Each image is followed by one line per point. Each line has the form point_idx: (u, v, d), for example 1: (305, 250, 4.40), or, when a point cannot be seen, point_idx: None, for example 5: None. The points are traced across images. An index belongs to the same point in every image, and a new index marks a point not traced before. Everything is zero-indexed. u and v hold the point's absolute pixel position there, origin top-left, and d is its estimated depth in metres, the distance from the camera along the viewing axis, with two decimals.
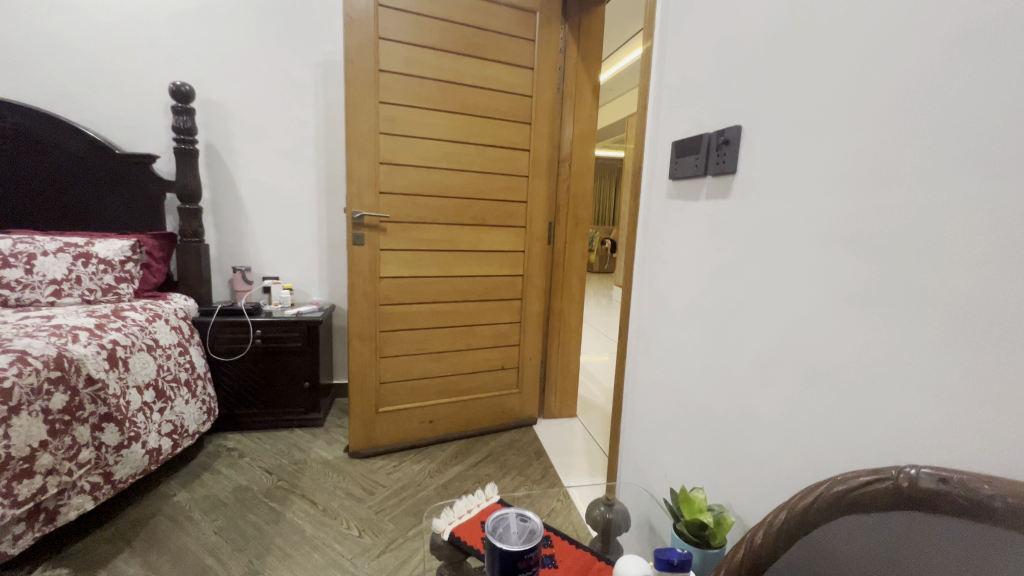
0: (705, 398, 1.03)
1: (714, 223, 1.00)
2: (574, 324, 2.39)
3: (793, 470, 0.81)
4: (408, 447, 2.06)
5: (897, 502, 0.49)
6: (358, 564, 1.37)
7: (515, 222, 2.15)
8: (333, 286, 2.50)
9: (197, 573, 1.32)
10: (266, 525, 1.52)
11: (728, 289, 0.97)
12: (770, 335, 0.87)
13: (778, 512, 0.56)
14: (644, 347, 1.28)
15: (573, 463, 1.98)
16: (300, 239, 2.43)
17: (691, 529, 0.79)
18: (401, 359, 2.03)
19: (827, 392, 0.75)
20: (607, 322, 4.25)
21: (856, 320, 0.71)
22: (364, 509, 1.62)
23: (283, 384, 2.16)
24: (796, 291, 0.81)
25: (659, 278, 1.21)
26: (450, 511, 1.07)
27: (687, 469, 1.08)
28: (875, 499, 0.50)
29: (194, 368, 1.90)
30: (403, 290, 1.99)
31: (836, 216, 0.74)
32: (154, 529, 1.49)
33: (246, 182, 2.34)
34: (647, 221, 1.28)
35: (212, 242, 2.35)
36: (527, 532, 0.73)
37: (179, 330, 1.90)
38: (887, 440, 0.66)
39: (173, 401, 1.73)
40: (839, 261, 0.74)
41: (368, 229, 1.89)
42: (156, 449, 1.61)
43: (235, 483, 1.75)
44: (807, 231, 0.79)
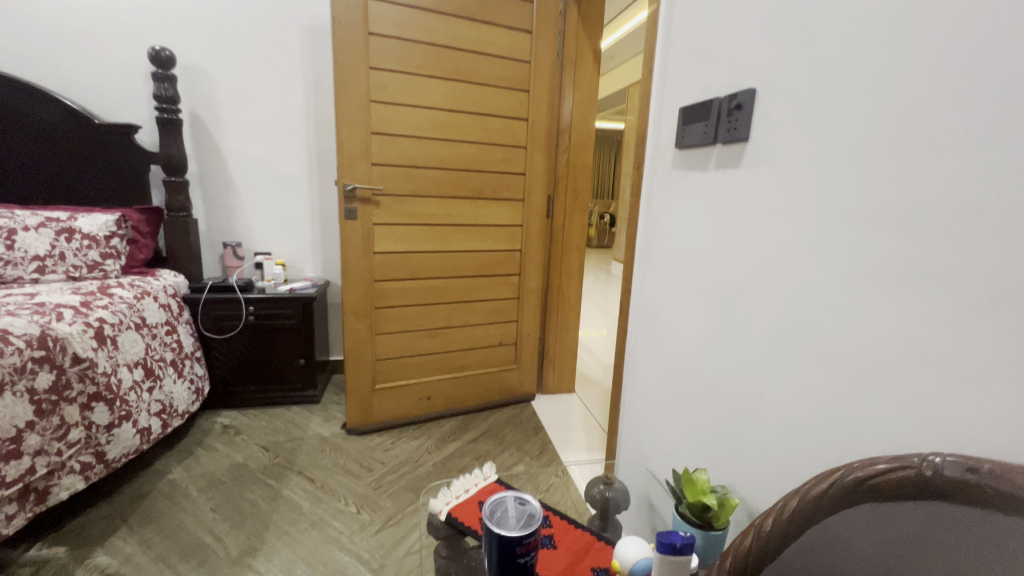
0: (709, 378, 1.00)
1: (723, 195, 0.95)
2: (573, 299, 2.35)
3: (800, 452, 0.78)
4: (406, 423, 2.05)
5: (919, 493, 0.46)
6: (356, 540, 1.37)
7: (513, 195, 2.09)
8: (327, 262, 2.45)
9: (194, 551, 1.32)
10: (263, 502, 1.52)
11: (736, 265, 0.92)
12: (779, 313, 0.83)
13: (789, 500, 0.54)
14: (646, 324, 1.25)
15: (571, 438, 1.97)
16: (292, 214, 2.37)
17: (694, 511, 0.77)
18: (398, 336, 2.00)
19: (837, 373, 0.72)
20: (606, 297, 4.22)
21: (871, 298, 0.67)
22: (362, 486, 1.62)
23: (278, 361, 2.14)
24: (808, 267, 0.77)
25: (663, 253, 1.17)
26: (447, 490, 1.05)
27: (688, 449, 1.06)
28: (895, 488, 0.47)
29: (181, 348, 1.87)
30: (398, 265, 1.94)
31: (854, 186, 0.69)
32: (150, 506, 1.48)
33: (233, 153, 2.26)
34: (651, 193, 1.22)
35: (201, 217, 2.29)
36: (526, 515, 0.70)
37: (167, 307, 1.86)
38: (903, 423, 0.62)
39: (161, 380, 1.70)
40: (856, 234, 0.69)
41: (361, 203, 1.83)
42: (146, 429, 1.59)
43: (232, 460, 1.74)
44: (822, 202, 0.74)
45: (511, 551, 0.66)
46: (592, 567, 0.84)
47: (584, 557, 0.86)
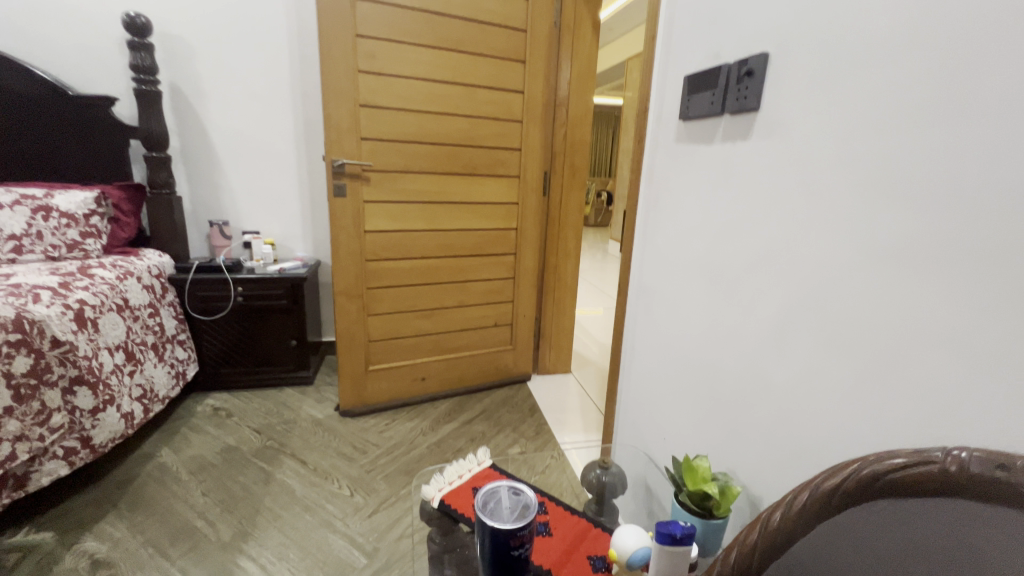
0: (711, 361, 0.96)
1: (729, 170, 0.90)
2: (569, 279, 2.30)
3: (806, 439, 0.75)
4: (400, 404, 2.03)
5: (942, 490, 0.42)
6: (350, 523, 1.36)
7: (508, 171, 2.02)
8: (318, 240, 2.38)
9: (185, 535, 1.30)
10: (255, 486, 1.50)
11: (741, 244, 0.88)
12: (787, 295, 0.79)
13: (797, 494, 0.51)
14: (646, 305, 1.21)
15: (568, 419, 1.96)
16: (280, 192, 2.29)
17: (694, 499, 0.75)
18: (391, 317, 1.96)
19: (848, 358, 0.69)
20: (603, 276, 4.18)
21: (887, 280, 0.63)
22: (355, 468, 1.60)
23: (270, 343, 2.10)
24: (820, 247, 0.73)
25: (664, 231, 1.12)
26: (440, 476, 1.02)
27: (688, 434, 1.04)
28: (915, 485, 0.44)
29: (163, 331, 1.82)
30: (390, 244, 1.89)
31: (874, 159, 0.64)
32: (140, 491, 1.46)
33: (217, 127, 2.17)
34: (652, 169, 1.17)
35: (185, 195, 2.21)
36: (520, 505, 0.67)
37: (150, 289, 1.80)
38: (919, 413, 0.59)
39: (142, 364, 1.65)
40: (873, 211, 0.65)
41: (350, 179, 1.76)
42: (130, 413, 1.55)
43: (223, 443, 1.71)
44: (837, 177, 0.70)
45: (504, 543, 0.63)
46: (589, 555, 0.82)
47: (581, 544, 0.84)
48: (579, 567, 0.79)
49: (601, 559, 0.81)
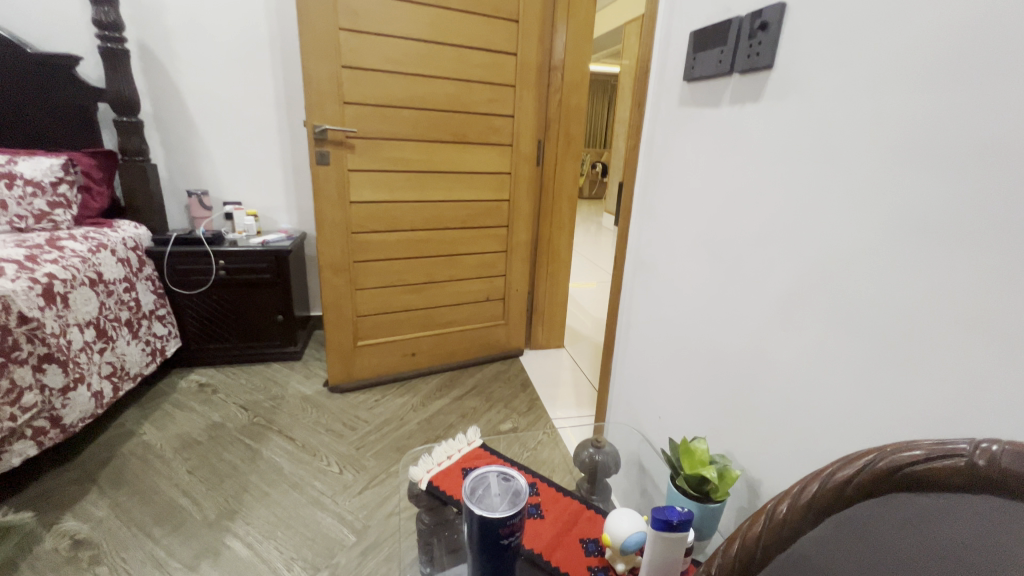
0: (711, 338, 0.93)
1: (737, 135, 0.84)
2: (563, 253, 2.25)
3: (810, 422, 0.72)
4: (390, 380, 2.00)
5: (967, 485, 0.39)
6: (339, 501, 1.34)
7: (501, 140, 1.93)
8: (302, 212, 2.29)
9: (169, 514, 1.27)
10: (242, 463, 1.47)
11: (747, 217, 0.83)
12: (794, 270, 0.74)
13: (805, 486, 0.47)
14: (643, 279, 1.16)
15: (560, 395, 1.94)
16: (261, 160, 2.19)
17: (691, 483, 0.73)
18: (379, 291, 1.91)
19: (861, 339, 0.64)
20: (597, 250, 4.13)
21: (909, 255, 0.58)
22: (344, 445, 1.57)
23: (255, 318, 2.04)
24: (834, 219, 0.67)
25: (665, 202, 1.06)
26: (428, 457, 1.00)
27: (685, 413, 1.01)
28: (938, 479, 0.40)
29: (139, 307, 1.76)
30: (377, 216, 1.81)
31: (901, 121, 0.58)
32: (123, 469, 1.43)
33: (191, 90, 2.04)
34: (653, 135, 1.10)
35: (160, 163, 2.10)
36: (510, 490, 0.64)
37: (126, 262, 1.73)
38: (936, 398, 0.56)
39: (113, 341, 1.60)
40: (895, 180, 0.59)
41: (333, 146, 1.66)
42: (99, 392, 1.51)
43: (208, 420, 1.68)
44: (857, 142, 0.64)
45: (492, 532, 0.60)
46: (581, 538, 0.80)
47: (573, 527, 0.82)
48: (571, 551, 0.77)
49: (593, 543, 0.78)
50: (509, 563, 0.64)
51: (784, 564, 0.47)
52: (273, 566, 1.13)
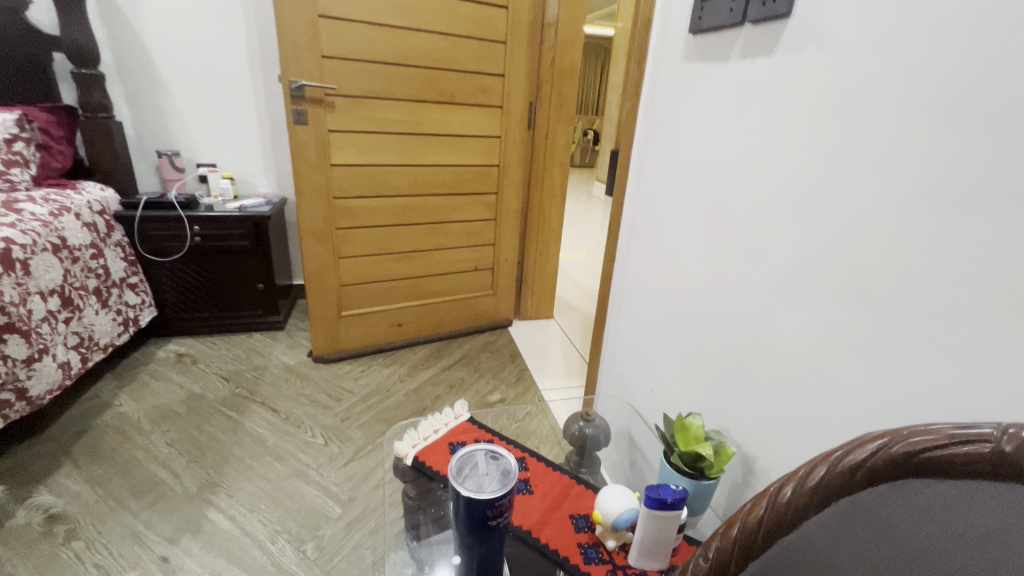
0: (708, 311, 0.89)
1: (746, 93, 0.78)
2: (554, 222, 2.18)
3: (809, 399, 0.70)
4: (376, 350, 1.96)
5: (989, 474, 0.35)
6: (324, 473, 1.31)
7: (490, 101, 1.83)
8: (282, 175, 2.19)
9: (147, 487, 1.24)
10: (223, 435, 1.43)
11: (752, 183, 0.78)
12: (801, 240, 0.70)
13: (813, 469, 0.43)
14: (638, 249, 1.12)
15: (549, 365, 1.93)
16: (236, 119, 2.06)
17: (686, 460, 0.71)
18: (363, 259, 1.84)
19: (870, 314, 0.61)
20: (587, 220, 4.07)
21: (931, 224, 0.54)
22: (329, 416, 1.54)
23: (234, 286, 1.97)
24: (848, 185, 0.63)
25: (664, 167, 1.01)
26: (414, 432, 0.97)
27: (678, 387, 0.99)
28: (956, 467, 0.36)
29: (108, 275, 1.68)
30: (360, 181, 1.72)
31: (935, 74, 0.53)
32: (98, 442, 1.39)
33: (157, 41, 1.89)
34: (653, 94, 1.04)
35: (126, 120, 1.97)
36: (498, 469, 0.61)
37: (92, 227, 1.63)
38: (948, 377, 0.53)
39: (80, 311, 1.54)
40: (923, 141, 0.54)
41: (311, 104, 1.56)
42: (66, 363, 1.46)
43: (188, 391, 1.63)
44: (882, 98, 0.58)
45: (478, 513, 0.57)
46: (571, 514, 0.78)
47: (562, 503, 0.80)
48: (560, 527, 0.75)
49: (583, 519, 0.77)
50: (496, 543, 0.62)
51: (785, 550, 0.44)
52: (257, 538, 1.11)
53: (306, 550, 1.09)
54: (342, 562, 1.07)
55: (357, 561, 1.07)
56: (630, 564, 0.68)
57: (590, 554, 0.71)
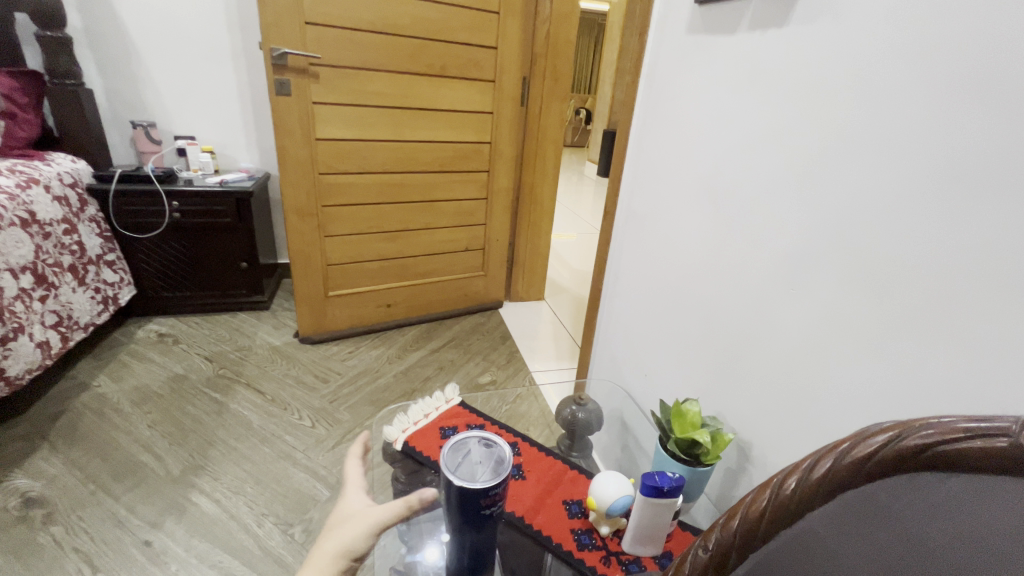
0: (705, 295, 0.87)
1: (754, 68, 0.75)
2: (547, 202, 2.13)
3: (809, 386, 0.69)
4: (365, 331, 1.93)
5: (999, 467, 0.34)
6: (311, 456, 1.29)
7: (482, 75, 1.77)
8: (265, 150, 2.10)
9: (128, 471, 1.21)
10: (207, 417, 1.40)
11: (756, 164, 0.75)
12: (807, 223, 0.68)
13: (818, 461, 0.43)
14: (635, 230, 1.09)
15: (540, 347, 1.92)
16: (215, 89, 1.96)
17: (682, 447, 0.70)
18: (351, 238, 1.79)
19: (877, 301, 0.59)
20: (578, 200, 4.03)
21: (948, 208, 0.51)
22: (317, 398, 1.52)
23: (216, 264, 1.91)
24: (860, 166, 0.60)
25: (664, 145, 0.97)
26: (404, 416, 0.95)
27: (673, 371, 0.98)
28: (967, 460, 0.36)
29: (84, 251, 1.61)
30: (347, 156, 1.66)
31: (959, 47, 0.50)
32: (76, 424, 1.34)
33: (127, 3, 1.78)
34: (654, 68, 1.00)
35: (96, 87, 1.86)
36: (493, 456, 0.59)
37: (64, 201, 1.55)
38: (956, 366, 0.51)
39: (56, 288, 1.48)
40: (942, 119, 0.52)
41: (294, 74, 1.49)
42: (44, 343, 1.41)
43: (169, 372, 1.59)
44: (898, 74, 0.56)
45: (471, 502, 0.56)
46: (564, 500, 0.77)
47: (555, 489, 0.79)
48: (553, 513, 0.74)
49: (577, 505, 0.76)
50: (490, 531, 0.60)
51: (790, 541, 0.42)
52: (243, 522, 1.09)
53: (293, 534, 1.07)
54: None
55: None
56: (624, 551, 0.68)
57: (584, 540, 0.70)
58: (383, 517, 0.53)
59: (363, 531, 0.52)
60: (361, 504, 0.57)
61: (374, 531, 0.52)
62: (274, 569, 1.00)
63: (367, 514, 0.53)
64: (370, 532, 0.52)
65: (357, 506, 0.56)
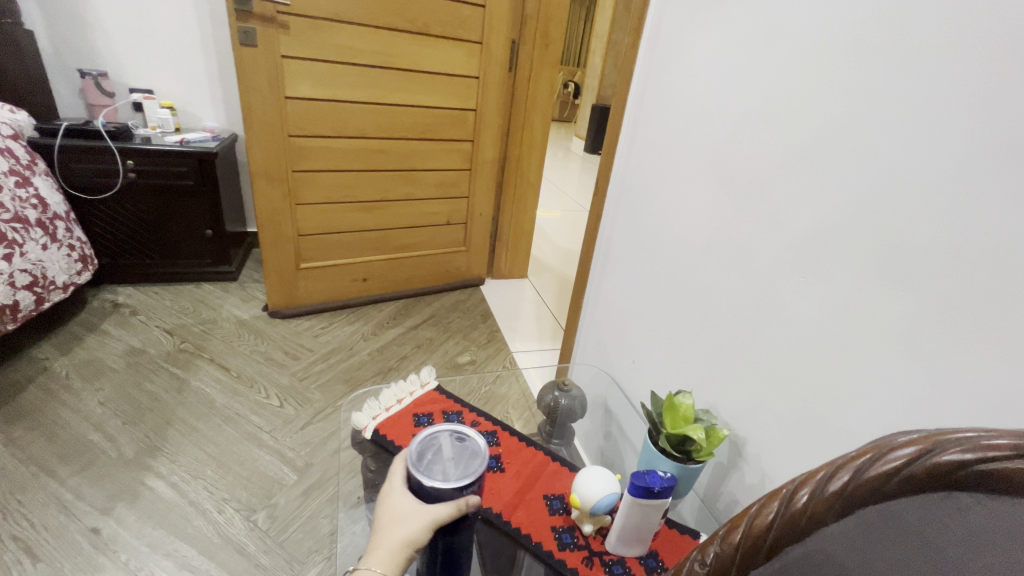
0: (703, 278, 0.82)
1: (772, 31, 0.67)
2: (533, 176, 2.04)
3: (813, 383, 0.64)
4: (339, 306, 1.84)
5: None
6: (279, 437, 1.22)
7: (468, 35, 1.65)
8: (230, 107, 1.94)
9: (77, 452, 1.12)
10: (166, 395, 1.31)
11: (767, 139, 0.69)
12: (822, 206, 0.62)
13: (835, 473, 0.37)
14: (629, 209, 1.03)
15: (522, 327, 1.86)
16: (174, 38, 1.79)
17: (673, 443, 0.65)
18: (323, 208, 1.68)
19: (896, 292, 0.54)
20: (563, 175, 3.94)
21: (988, 190, 0.46)
22: (286, 376, 1.44)
23: (179, 230, 1.78)
24: (888, 143, 0.54)
25: (666, 116, 0.90)
26: (375, 402, 0.89)
27: (664, 358, 0.93)
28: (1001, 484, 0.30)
29: (46, 206, 1.47)
30: (320, 117, 1.54)
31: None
32: (19, 400, 1.24)
33: None
34: (659, 29, 0.92)
35: (38, 29, 1.67)
36: (464, 451, 0.54)
37: (8, 152, 1.39)
38: (985, 369, 0.47)
39: (21, 246, 1.34)
40: (992, 86, 0.45)
41: (260, 22, 1.35)
42: (9, 306, 1.30)
43: (126, 345, 1.48)
44: (949, 33, 0.48)
45: (445, 498, 0.50)
46: (545, 494, 0.72)
47: (536, 483, 0.75)
48: (533, 509, 0.70)
49: (559, 500, 0.71)
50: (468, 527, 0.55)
51: (797, 559, 0.37)
52: (201, 508, 1.03)
53: (256, 520, 1.01)
54: (296, 533, 1.00)
55: (313, 531, 1.01)
56: (608, 550, 0.64)
57: (565, 539, 0.66)
58: (440, 512, 0.50)
59: (422, 524, 0.49)
60: (414, 501, 0.51)
61: (433, 525, 0.50)
62: (235, 557, 0.94)
63: (424, 507, 0.50)
64: (428, 527, 0.50)
65: (409, 501, 0.51)
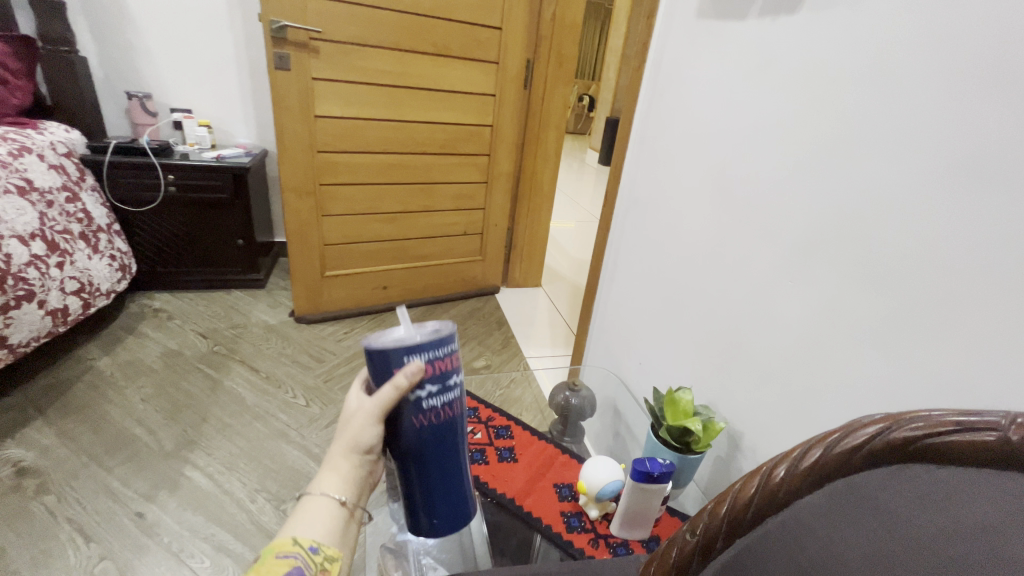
0: (705, 284, 0.87)
1: (765, 57, 0.74)
2: (547, 188, 2.11)
3: (804, 381, 0.69)
4: (361, 312, 1.93)
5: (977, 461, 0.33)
6: (305, 434, 1.30)
7: (486, 56, 1.74)
8: (262, 125, 2.06)
9: (122, 444, 1.21)
10: (201, 393, 1.40)
11: (761, 156, 0.75)
12: (810, 217, 0.67)
13: (808, 450, 0.41)
14: (636, 219, 1.09)
15: (535, 333, 1.92)
16: (212, 62, 1.93)
17: (674, 435, 0.71)
18: (347, 219, 1.77)
19: (877, 295, 0.59)
20: (577, 187, 4.00)
21: (953, 203, 0.51)
22: (311, 377, 1.52)
23: (212, 240, 1.89)
24: (869, 161, 0.60)
25: (669, 132, 0.97)
26: None
27: (669, 361, 0.98)
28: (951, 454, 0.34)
29: (91, 219, 1.59)
30: (347, 134, 1.63)
31: (982, 37, 0.49)
32: (70, 396, 1.35)
33: None
34: (663, 53, 0.98)
35: (91, 56, 1.82)
36: (429, 327, 0.50)
37: (60, 169, 1.52)
38: (953, 363, 0.52)
39: (71, 255, 1.47)
40: (959, 106, 0.51)
41: (294, 48, 1.46)
42: (60, 310, 1.40)
43: (164, 347, 1.59)
44: (917, 64, 0.54)
45: (387, 374, 0.47)
46: (555, 483, 0.78)
47: (547, 473, 0.80)
48: (544, 496, 0.76)
49: (568, 488, 0.77)
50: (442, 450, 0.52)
51: (777, 531, 0.39)
52: (236, 497, 1.10)
53: (286, 509, 1.08)
54: None
55: None
56: (612, 533, 0.69)
57: (573, 522, 0.71)
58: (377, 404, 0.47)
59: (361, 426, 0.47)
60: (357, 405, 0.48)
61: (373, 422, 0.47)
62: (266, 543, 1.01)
63: (365, 408, 0.48)
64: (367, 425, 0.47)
65: (357, 403, 0.49)
